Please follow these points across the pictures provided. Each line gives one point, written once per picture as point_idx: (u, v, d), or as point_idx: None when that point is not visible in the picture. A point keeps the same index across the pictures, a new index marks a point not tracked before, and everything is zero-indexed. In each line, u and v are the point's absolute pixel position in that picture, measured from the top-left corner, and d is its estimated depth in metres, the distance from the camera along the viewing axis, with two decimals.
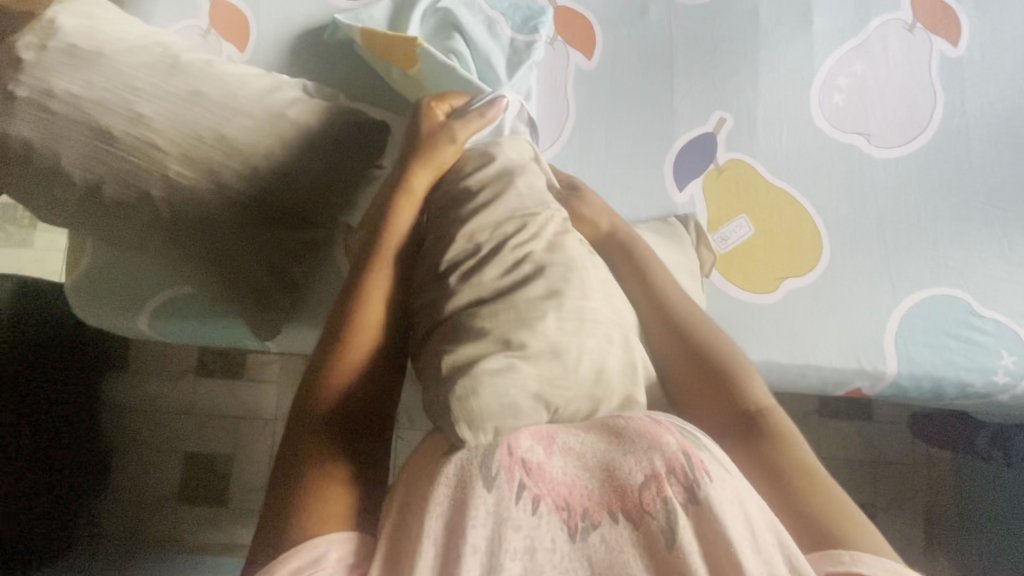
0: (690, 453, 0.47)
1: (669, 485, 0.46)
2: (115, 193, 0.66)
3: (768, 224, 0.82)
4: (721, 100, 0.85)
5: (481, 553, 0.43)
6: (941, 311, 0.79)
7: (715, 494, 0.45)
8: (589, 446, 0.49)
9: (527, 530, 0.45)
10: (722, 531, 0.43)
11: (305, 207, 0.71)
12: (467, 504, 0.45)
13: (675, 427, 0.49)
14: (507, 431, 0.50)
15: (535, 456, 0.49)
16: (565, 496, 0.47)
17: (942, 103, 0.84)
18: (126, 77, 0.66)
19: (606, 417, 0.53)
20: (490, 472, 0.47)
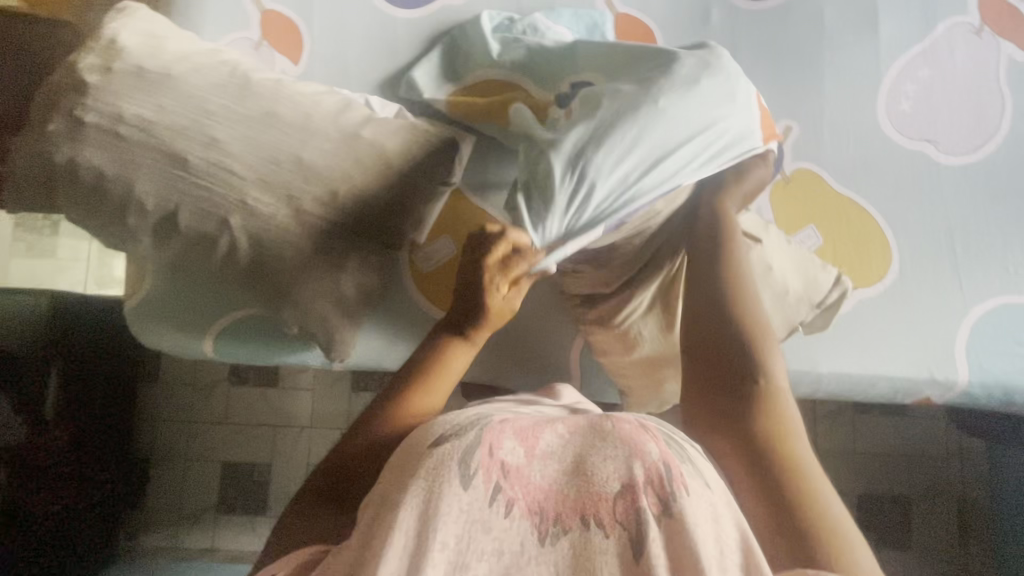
0: (672, 466, 0.40)
1: (644, 496, 0.39)
2: (190, 222, 0.64)
3: (836, 235, 0.81)
4: (787, 108, 0.83)
5: (448, 552, 0.38)
6: (1011, 319, 0.79)
7: (693, 510, 0.39)
8: (565, 447, 0.42)
9: (496, 532, 0.39)
10: (694, 550, 0.37)
11: (376, 224, 0.69)
12: (437, 502, 0.38)
13: (662, 436, 0.42)
14: (487, 427, 0.43)
15: (514, 458, 0.41)
16: (539, 500, 0.40)
17: (1010, 108, 0.83)
18: (198, 100, 0.64)
19: (590, 417, 0.45)
20: (467, 470, 0.40)
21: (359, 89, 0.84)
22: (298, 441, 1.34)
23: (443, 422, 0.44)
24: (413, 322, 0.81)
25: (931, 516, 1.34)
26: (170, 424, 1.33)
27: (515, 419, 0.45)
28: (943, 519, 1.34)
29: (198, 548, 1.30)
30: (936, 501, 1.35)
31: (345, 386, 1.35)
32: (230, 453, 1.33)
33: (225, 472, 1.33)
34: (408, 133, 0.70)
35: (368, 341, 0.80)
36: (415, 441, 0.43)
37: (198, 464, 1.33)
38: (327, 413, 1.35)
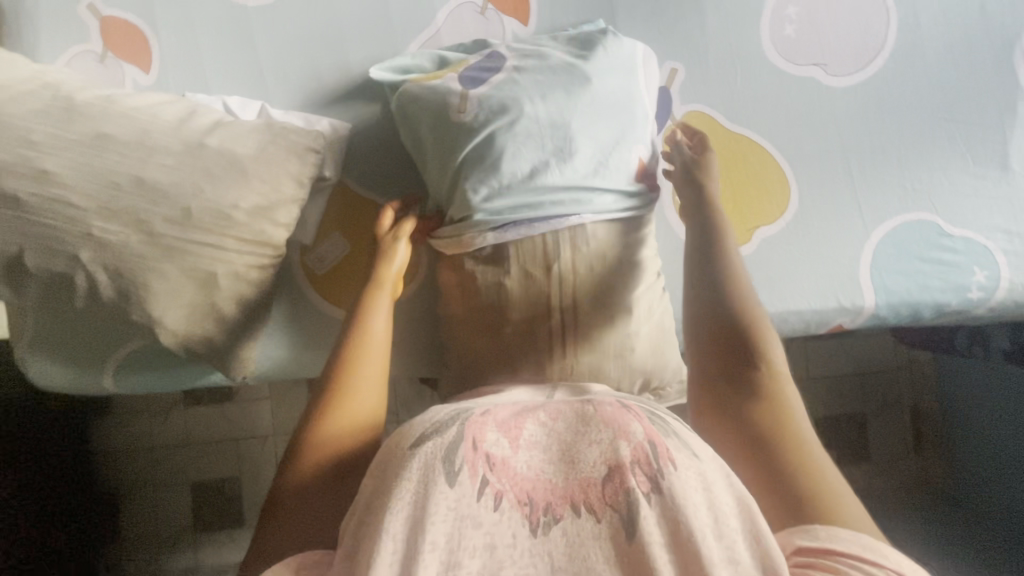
0: (656, 443, 0.43)
1: (632, 476, 0.41)
2: (38, 262, 0.61)
3: (733, 174, 0.79)
4: (670, 49, 0.80)
5: (441, 549, 0.39)
6: (912, 236, 0.79)
7: (681, 484, 0.41)
8: (553, 437, 0.45)
9: (487, 526, 0.40)
10: (688, 522, 0.39)
11: (246, 234, 0.65)
12: (427, 500, 0.40)
13: (644, 414, 0.46)
14: (472, 421, 0.45)
15: (500, 450, 0.44)
16: (528, 490, 0.42)
17: (896, 19, 0.80)
18: (18, 131, 0.59)
19: (570, 403, 0.48)
20: (453, 467, 0.42)
21: (221, 90, 0.79)
22: (263, 451, 1.32)
23: (420, 423, 0.46)
24: (317, 329, 0.79)
25: (885, 432, 1.36)
26: (126, 454, 1.31)
27: (496, 410, 0.48)
28: (898, 430, 1.36)
29: (179, 568, 1.30)
30: (891, 413, 1.36)
31: (302, 391, 1.33)
32: (197, 474, 1.31)
33: (194, 491, 1.31)
34: (266, 134, 0.67)
35: (270, 341, 0.77)
36: (396, 442, 0.45)
37: (162, 489, 1.31)
38: (287, 420, 1.33)
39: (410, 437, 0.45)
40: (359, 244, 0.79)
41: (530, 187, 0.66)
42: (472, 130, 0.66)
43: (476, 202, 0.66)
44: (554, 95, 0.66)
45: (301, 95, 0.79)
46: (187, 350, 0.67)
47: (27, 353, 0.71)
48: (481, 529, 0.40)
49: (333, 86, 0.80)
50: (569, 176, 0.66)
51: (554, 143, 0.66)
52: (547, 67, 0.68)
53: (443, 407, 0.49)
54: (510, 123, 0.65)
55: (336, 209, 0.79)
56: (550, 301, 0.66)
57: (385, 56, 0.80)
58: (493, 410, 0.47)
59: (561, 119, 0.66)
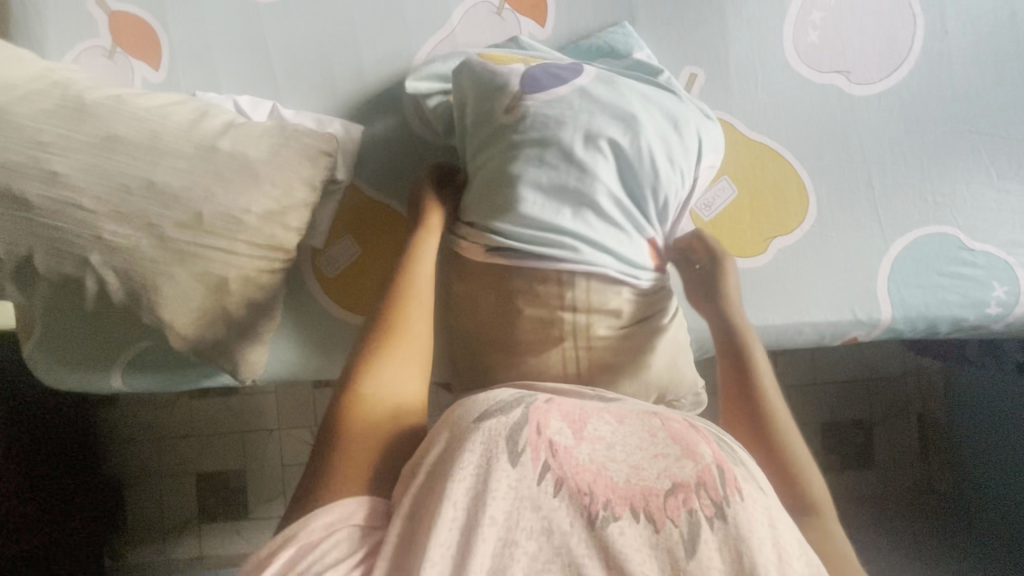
0: (724, 468, 0.43)
1: (697, 497, 0.41)
2: (48, 264, 0.60)
3: (752, 183, 0.78)
4: (689, 53, 0.78)
5: (499, 526, 0.39)
6: (931, 250, 0.77)
7: (747, 515, 0.41)
8: (618, 437, 0.45)
9: (546, 511, 0.40)
10: (751, 555, 0.39)
11: (258, 239, 0.64)
12: (489, 474, 0.40)
13: (713, 438, 0.46)
14: (535, 408, 0.45)
15: (564, 438, 0.43)
16: (590, 482, 0.41)
17: (922, 26, 0.78)
18: (28, 131, 0.58)
19: (639, 414, 0.48)
20: (516, 447, 0.42)
21: (231, 89, 0.77)
22: (268, 446, 1.32)
23: (482, 400, 0.47)
24: (327, 330, 0.78)
25: (890, 439, 1.35)
26: (132, 446, 1.31)
27: (560, 400, 0.48)
28: (903, 437, 1.35)
29: (184, 559, 1.31)
30: (896, 420, 1.36)
31: (306, 389, 1.32)
32: (202, 466, 1.32)
33: (200, 483, 1.32)
34: (279, 136, 0.66)
35: (279, 346, 0.77)
36: (460, 416, 0.45)
37: (168, 481, 1.31)
38: (292, 416, 1.33)
39: (474, 411, 0.45)
40: (372, 248, 0.78)
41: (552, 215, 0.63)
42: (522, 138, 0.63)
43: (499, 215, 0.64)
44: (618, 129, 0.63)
45: (312, 95, 0.78)
46: (198, 354, 0.67)
47: (35, 351, 0.71)
48: (540, 513, 0.40)
49: (345, 85, 0.78)
50: (595, 210, 0.63)
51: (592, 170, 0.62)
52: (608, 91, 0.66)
53: (505, 391, 0.50)
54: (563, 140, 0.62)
55: (348, 211, 0.78)
56: (564, 327, 0.64)
57: (399, 56, 0.79)
58: (556, 400, 0.48)
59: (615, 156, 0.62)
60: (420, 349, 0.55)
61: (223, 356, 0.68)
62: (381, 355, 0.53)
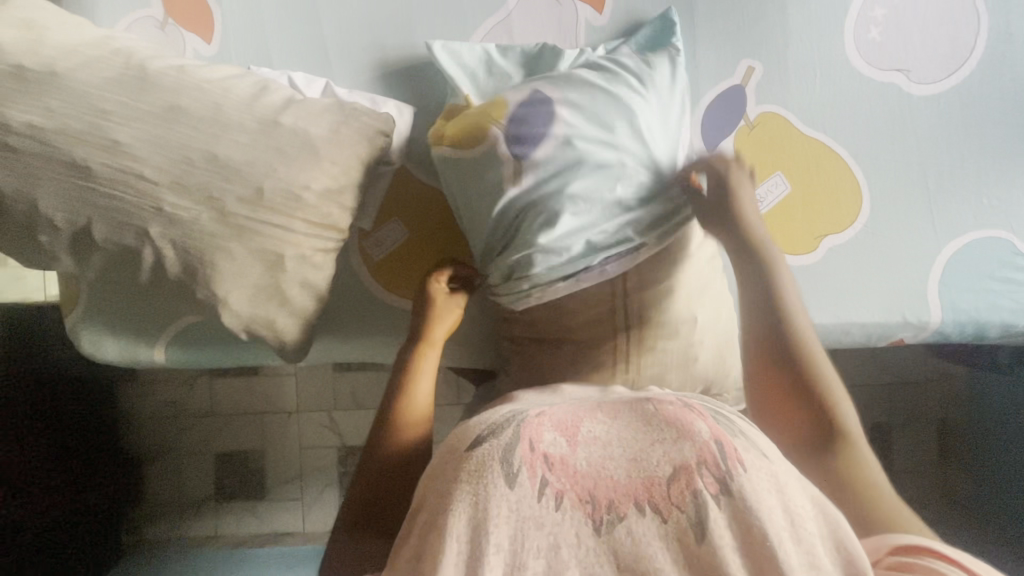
0: (722, 443, 0.41)
1: (699, 475, 0.40)
2: (106, 235, 0.59)
3: (804, 179, 0.77)
4: (748, 47, 0.77)
5: (504, 552, 0.39)
6: (984, 254, 0.77)
7: (751, 486, 0.39)
8: (613, 435, 0.43)
9: (550, 527, 0.39)
10: (762, 527, 0.37)
11: (314, 217, 0.63)
12: (488, 500, 0.39)
13: (708, 414, 0.44)
14: (526, 423, 0.44)
15: (558, 449, 0.42)
16: (591, 488, 0.40)
17: (987, 27, 0.77)
18: (92, 99, 0.57)
19: (630, 403, 0.47)
20: (511, 468, 0.41)
21: (283, 65, 0.76)
22: (288, 427, 1.32)
23: (479, 423, 0.46)
24: (371, 312, 0.78)
25: (911, 444, 1.35)
26: (153, 422, 1.31)
27: (551, 412, 0.47)
28: (924, 442, 1.36)
29: (201, 537, 1.31)
30: (917, 426, 1.36)
31: (328, 370, 1.31)
32: (223, 445, 1.32)
33: (220, 462, 1.32)
34: (338, 114, 0.65)
35: (326, 337, 0.77)
36: (453, 445, 0.44)
37: (187, 459, 1.32)
38: (312, 398, 1.32)
39: (467, 438, 0.44)
40: (417, 231, 0.77)
41: (596, 233, 0.63)
42: (541, 166, 0.62)
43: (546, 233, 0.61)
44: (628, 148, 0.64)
45: (365, 75, 0.77)
46: (248, 331, 0.66)
47: (79, 324, 0.71)
48: (545, 530, 0.39)
49: (398, 66, 0.77)
50: (610, 246, 0.63)
51: (631, 189, 0.64)
52: (655, 121, 0.66)
53: (496, 412, 0.49)
54: (579, 162, 0.62)
55: (396, 192, 0.77)
56: (616, 320, 0.67)
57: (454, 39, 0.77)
58: (547, 412, 0.47)
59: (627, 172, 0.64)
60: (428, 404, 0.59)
61: (273, 335, 0.68)
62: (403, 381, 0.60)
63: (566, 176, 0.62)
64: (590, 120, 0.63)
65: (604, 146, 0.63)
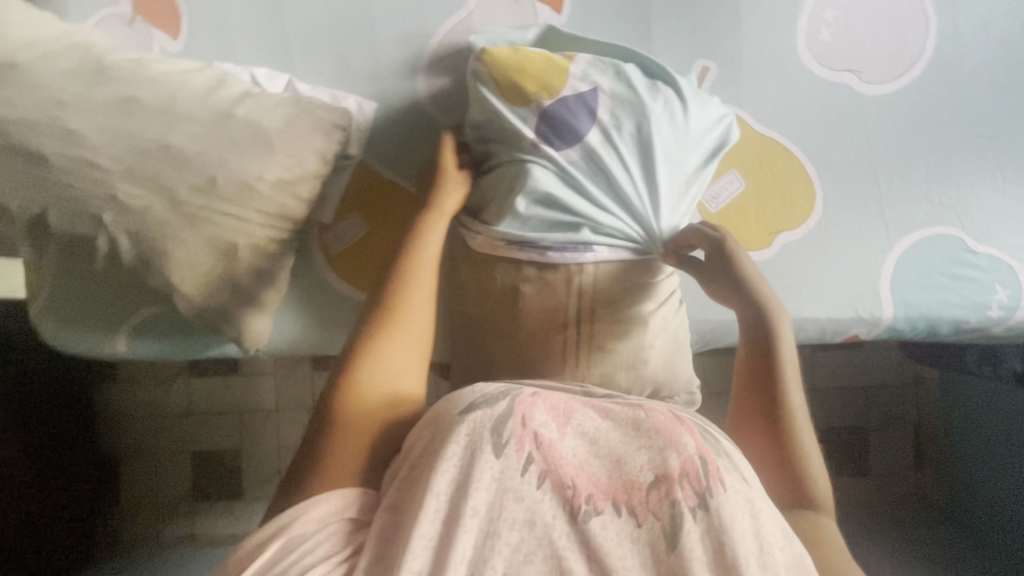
0: (707, 459, 0.43)
1: (680, 488, 0.41)
2: (61, 223, 0.61)
3: (759, 177, 0.78)
4: (702, 47, 0.79)
5: (481, 518, 0.40)
6: (935, 250, 0.78)
7: (728, 507, 0.41)
8: (602, 431, 0.45)
9: (529, 502, 0.41)
10: (733, 547, 0.39)
11: (269, 208, 0.65)
12: (472, 465, 0.41)
13: (698, 430, 0.45)
14: (519, 399, 0.46)
15: (549, 431, 0.44)
16: (573, 476, 0.42)
17: (935, 29, 0.79)
18: (49, 90, 0.59)
19: (624, 406, 0.48)
20: (500, 439, 0.42)
21: (247, 62, 0.78)
22: (264, 425, 1.32)
23: (469, 393, 0.47)
24: (333, 305, 0.79)
25: (887, 446, 1.35)
26: (130, 420, 1.31)
27: (547, 393, 0.48)
28: (900, 444, 1.35)
29: (173, 537, 1.30)
30: (893, 428, 1.35)
31: (305, 369, 1.32)
32: (199, 443, 1.32)
33: (195, 461, 1.32)
34: (294, 108, 0.66)
35: (280, 327, 0.77)
36: (444, 411, 0.46)
37: (163, 458, 1.32)
38: (288, 396, 1.32)
39: (459, 403, 0.46)
40: (379, 225, 0.79)
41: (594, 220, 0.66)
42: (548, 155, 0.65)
43: (541, 173, 0.65)
44: (642, 145, 0.66)
45: (327, 72, 0.79)
46: (204, 320, 0.68)
47: (42, 314, 0.72)
48: (523, 504, 0.40)
49: (361, 64, 0.79)
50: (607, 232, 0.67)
51: (637, 174, 0.66)
52: (675, 121, 0.67)
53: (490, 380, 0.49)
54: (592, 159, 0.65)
55: (358, 187, 0.78)
56: (568, 313, 0.67)
57: (415, 37, 0.79)
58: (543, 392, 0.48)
59: (645, 168, 0.66)
60: (420, 336, 0.56)
61: (228, 324, 0.69)
62: (385, 315, 0.55)
63: (577, 167, 0.66)
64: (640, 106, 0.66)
65: (636, 131, 0.65)
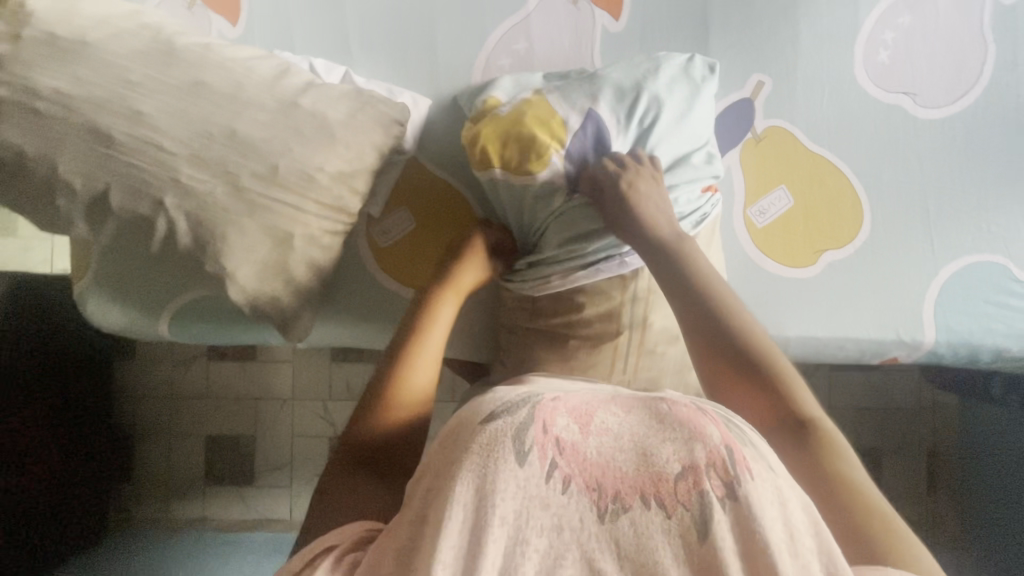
0: (733, 448, 0.40)
1: (707, 478, 0.39)
2: (123, 202, 0.61)
3: (808, 194, 0.78)
4: (758, 61, 0.79)
5: (509, 525, 0.38)
6: (981, 278, 0.78)
7: (758, 494, 0.38)
8: (626, 427, 0.42)
9: (555, 509, 0.39)
10: (761, 534, 0.37)
11: (325, 198, 0.65)
12: (495, 476, 0.39)
13: (721, 420, 0.43)
14: (539, 404, 0.43)
15: (570, 434, 0.41)
16: (598, 476, 0.39)
17: (993, 56, 0.79)
18: (118, 69, 0.59)
19: (643, 400, 0.45)
20: (523, 447, 0.40)
21: (305, 53, 0.78)
22: (281, 413, 1.32)
23: (489, 400, 0.45)
24: (375, 298, 0.79)
25: (901, 469, 1.35)
26: (149, 400, 1.32)
27: (566, 396, 0.45)
28: (914, 467, 1.35)
29: (187, 518, 1.31)
30: (908, 451, 1.35)
31: (326, 358, 1.32)
32: (215, 428, 1.32)
33: (210, 445, 1.32)
34: (356, 100, 0.66)
35: (327, 319, 0.79)
36: (466, 420, 0.43)
37: (179, 440, 1.32)
38: (308, 385, 1.32)
39: (481, 411, 0.43)
40: (424, 220, 0.79)
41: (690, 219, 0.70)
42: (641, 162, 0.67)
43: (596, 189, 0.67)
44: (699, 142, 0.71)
45: (384, 66, 0.79)
46: (253, 307, 0.68)
47: (88, 291, 0.72)
48: (549, 511, 0.39)
49: (417, 59, 0.79)
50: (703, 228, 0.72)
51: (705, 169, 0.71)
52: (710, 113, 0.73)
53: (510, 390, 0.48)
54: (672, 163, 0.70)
55: (407, 181, 0.78)
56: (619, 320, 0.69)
57: (472, 36, 0.79)
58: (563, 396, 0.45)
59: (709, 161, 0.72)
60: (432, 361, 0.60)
61: (278, 313, 0.68)
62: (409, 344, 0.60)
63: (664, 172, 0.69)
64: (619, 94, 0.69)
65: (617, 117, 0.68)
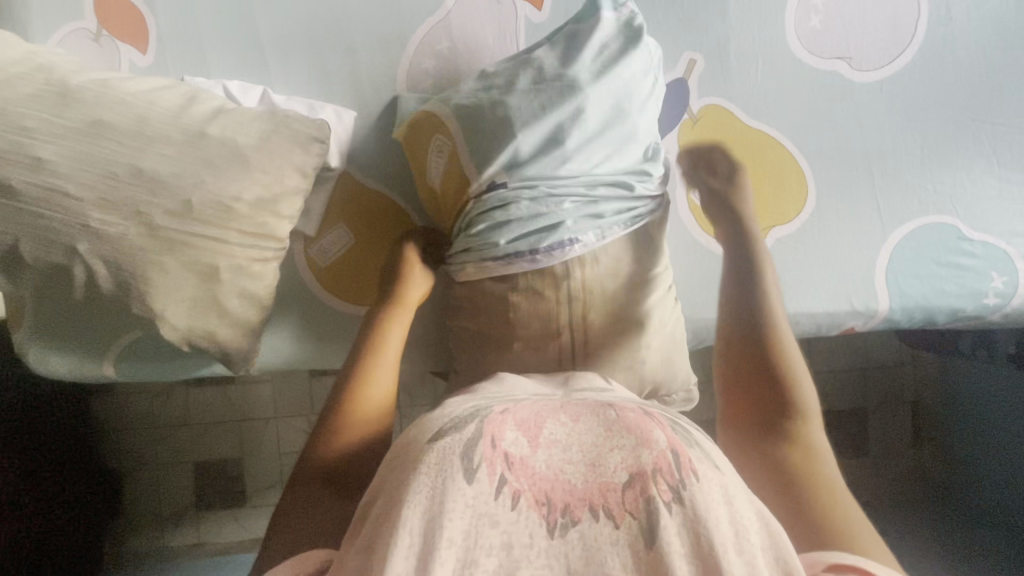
0: (679, 452, 0.39)
1: (654, 484, 0.38)
2: (36, 253, 0.59)
3: (752, 171, 0.76)
4: (689, 38, 0.76)
5: (457, 547, 0.35)
6: (931, 239, 0.77)
7: (704, 496, 0.38)
8: (574, 438, 0.40)
9: (504, 525, 0.36)
10: (710, 538, 0.36)
11: (249, 226, 0.63)
12: (443, 496, 0.36)
13: (668, 423, 0.42)
14: (487, 417, 0.41)
15: (519, 448, 0.39)
16: (547, 490, 0.37)
17: (927, 11, 0.77)
18: (10, 117, 0.57)
19: (591, 406, 0.43)
20: (471, 464, 0.38)
21: (220, 77, 0.76)
22: (265, 432, 1.30)
23: (436, 418, 0.42)
24: (324, 320, 0.78)
25: (886, 426, 1.33)
26: (129, 433, 1.28)
27: (515, 407, 0.43)
28: (898, 423, 1.34)
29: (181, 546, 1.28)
30: (892, 408, 1.34)
31: (303, 375, 1.30)
32: (200, 454, 1.29)
33: (197, 472, 1.29)
34: (271, 124, 0.64)
35: (273, 343, 0.76)
36: (412, 439, 0.41)
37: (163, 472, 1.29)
38: (288, 403, 1.30)
39: (428, 431, 0.41)
40: (364, 236, 0.77)
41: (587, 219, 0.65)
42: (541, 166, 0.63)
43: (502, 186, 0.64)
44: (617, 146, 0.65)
45: (304, 82, 0.77)
46: (191, 344, 0.66)
47: (26, 342, 0.69)
48: (499, 529, 0.36)
49: (338, 71, 0.77)
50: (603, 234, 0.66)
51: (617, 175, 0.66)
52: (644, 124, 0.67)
53: (459, 404, 0.46)
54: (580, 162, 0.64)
55: (346, 197, 0.77)
56: (560, 322, 0.65)
57: (392, 41, 0.77)
58: (512, 408, 0.43)
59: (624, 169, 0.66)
60: (391, 364, 0.58)
61: (216, 346, 0.67)
62: (369, 349, 0.58)
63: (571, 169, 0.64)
64: (547, 110, 0.63)
65: (547, 111, 0.63)
